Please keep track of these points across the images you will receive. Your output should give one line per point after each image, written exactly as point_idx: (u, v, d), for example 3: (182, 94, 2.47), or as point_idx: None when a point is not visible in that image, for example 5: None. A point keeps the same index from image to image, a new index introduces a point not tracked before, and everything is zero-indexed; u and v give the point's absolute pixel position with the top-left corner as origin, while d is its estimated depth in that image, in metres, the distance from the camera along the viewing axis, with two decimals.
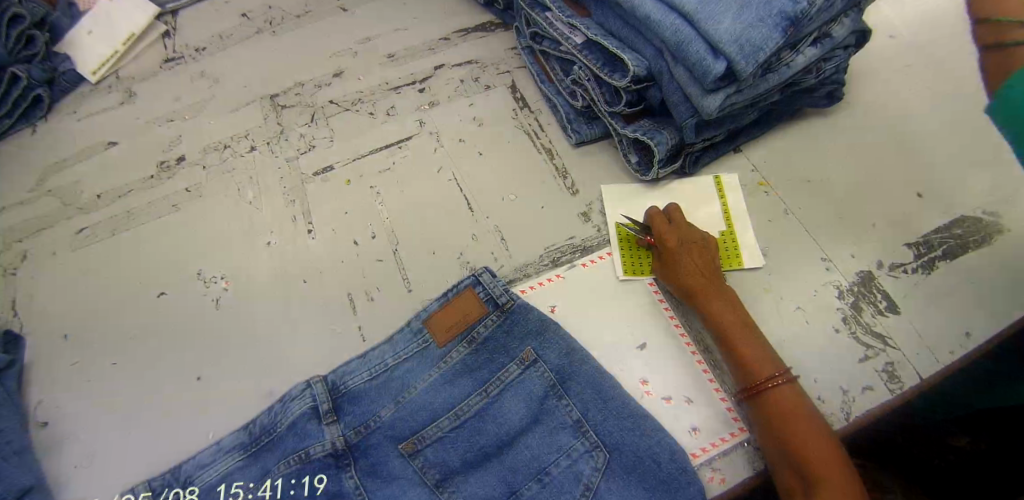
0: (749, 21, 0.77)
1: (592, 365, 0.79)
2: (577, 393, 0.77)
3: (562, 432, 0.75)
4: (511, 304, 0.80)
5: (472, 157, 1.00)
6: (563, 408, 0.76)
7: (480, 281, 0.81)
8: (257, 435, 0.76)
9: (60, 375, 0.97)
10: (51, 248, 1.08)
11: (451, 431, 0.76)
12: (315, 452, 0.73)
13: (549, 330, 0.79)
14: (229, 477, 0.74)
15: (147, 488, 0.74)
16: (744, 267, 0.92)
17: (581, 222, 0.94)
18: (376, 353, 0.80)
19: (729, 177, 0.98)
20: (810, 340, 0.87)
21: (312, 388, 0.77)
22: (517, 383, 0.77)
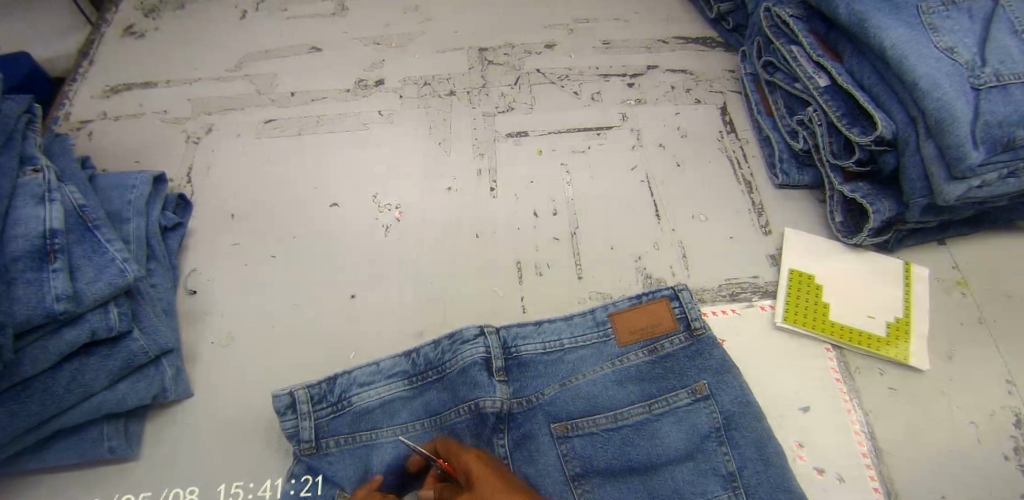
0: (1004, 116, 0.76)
1: (762, 424, 0.76)
2: (738, 445, 0.75)
3: (711, 478, 0.73)
4: (703, 332, 0.80)
5: (669, 165, 1.00)
6: (720, 455, 0.74)
7: (679, 297, 0.81)
8: (422, 369, 0.79)
9: (217, 250, 0.99)
10: (236, 130, 1.11)
11: (604, 433, 0.76)
12: (485, 405, 0.75)
13: (730, 371, 0.78)
14: (389, 404, 0.78)
15: (305, 397, 0.77)
16: (909, 363, 0.85)
17: (765, 262, 0.91)
18: (554, 328, 0.81)
19: (921, 269, 0.91)
20: (976, 458, 0.81)
21: (485, 337, 0.79)
22: (684, 411, 0.76)
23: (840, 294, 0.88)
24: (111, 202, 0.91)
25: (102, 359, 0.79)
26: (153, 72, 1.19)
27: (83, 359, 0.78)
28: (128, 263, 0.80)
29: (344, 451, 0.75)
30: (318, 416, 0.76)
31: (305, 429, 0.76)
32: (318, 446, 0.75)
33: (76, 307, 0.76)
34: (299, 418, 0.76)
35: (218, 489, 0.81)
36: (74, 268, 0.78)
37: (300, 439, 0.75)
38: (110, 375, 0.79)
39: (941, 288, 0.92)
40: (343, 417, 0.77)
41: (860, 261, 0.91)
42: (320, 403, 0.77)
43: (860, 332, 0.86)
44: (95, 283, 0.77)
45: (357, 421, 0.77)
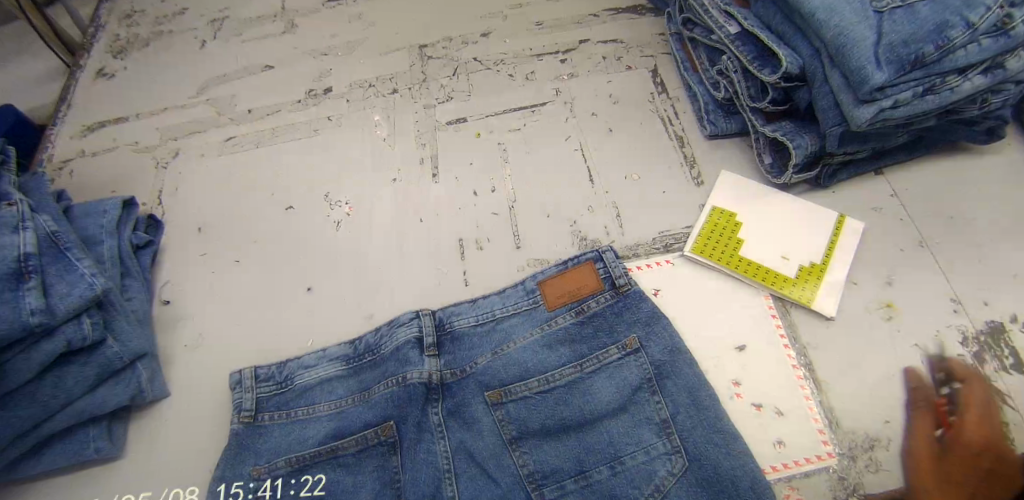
0: (904, 36, 0.77)
1: (693, 370, 0.78)
2: (671, 393, 0.77)
3: (645, 427, 0.76)
4: (628, 288, 0.83)
5: (602, 132, 1.03)
6: (653, 404, 0.77)
7: (602, 258, 0.85)
8: (360, 352, 0.85)
9: (187, 262, 1.06)
10: (200, 151, 1.18)
11: (540, 393, 0.79)
12: (411, 377, 0.79)
13: (658, 322, 0.81)
14: (328, 383, 0.83)
15: (252, 375, 0.84)
16: (813, 308, 0.85)
17: (698, 210, 0.93)
18: (487, 302, 0.86)
19: (855, 224, 0.90)
20: (921, 379, 0.82)
21: (419, 319, 0.84)
22: (614, 365, 0.79)
23: (757, 233, 0.90)
24: (85, 227, 0.99)
25: (82, 366, 0.87)
26: (124, 107, 1.28)
27: (63, 368, 0.86)
28: (96, 277, 0.88)
29: (277, 423, 0.81)
30: (263, 392, 0.84)
31: (247, 400, 0.83)
32: (256, 416, 0.82)
33: (50, 320, 0.83)
34: (242, 392, 0.83)
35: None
36: (47, 286, 0.86)
37: (241, 409, 0.82)
38: (89, 381, 0.87)
39: (880, 219, 0.93)
40: (287, 393, 0.83)
41: (790, 205, 0.92)
42: (267, 381, 0.84)
43: (771, 271, 0.87)
44: (68, 297, 0.85)
45: (298, 401, 0.82)
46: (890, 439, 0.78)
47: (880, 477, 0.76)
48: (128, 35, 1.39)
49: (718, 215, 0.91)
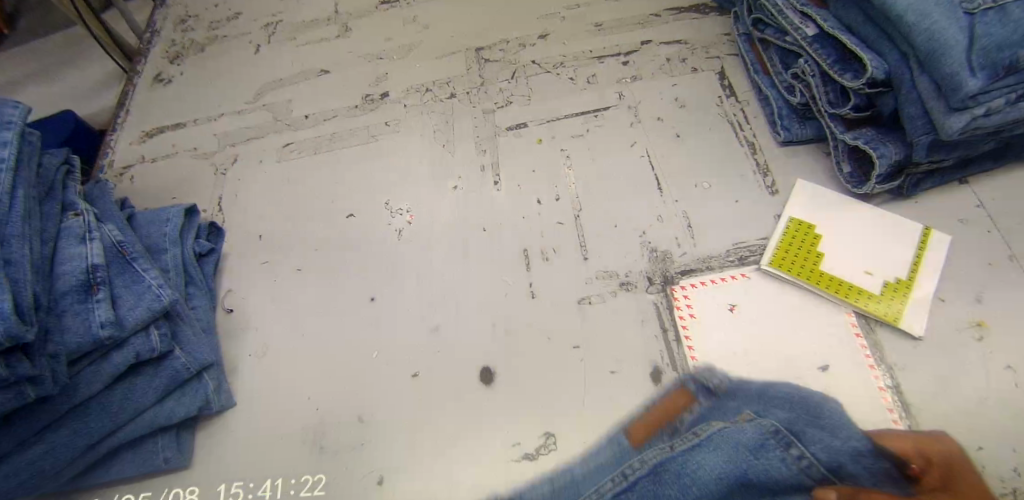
0: (1001, 40, 0.73)
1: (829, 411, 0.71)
2: (809, 443, 0.69)
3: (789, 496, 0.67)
4: (724, 387, 0.78)
5: (669, 137, 1.00)
6: (789, 458, 0.68)
7: (687, 378, 0.81)
8: None
9: (249, 269, 1.07)
10: (258, 157, 1.19)
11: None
12: None
13: (771, 394, 0.75)
14: None
15: None
16: (901, 325, 0.81)
17: (773, 221, 0.90)
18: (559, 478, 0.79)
19: (942, 236, 0.86)
20: (1016, 403, 0.77)
21: None
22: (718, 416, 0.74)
23: (838, 246, 0.86)
24: (149, 236, 1.00)
25: (151, 377, 0.88)
26: (182, 113, 1.29)
27: (133, 378, 0.88)
28: (163, 288, 0.88)
29: None
30: None
31: None
32: None
33: (120, 332, 0.84)
34: None
35: (218, 489, 0.89)
36: (116, 298, 0.87)
37: None
38: (158, 390, 0.88)
39: (967, 230, 0.88)
40: None
41: (872, 216, 0.88)
42: None
43: (854, 286, 0.83)
44: (137, 309, 0.86)
45: None
46: (984, 468, 0.75)
47: None
48: (183, 39, 1.40)
49: (795, 227, 0.88)
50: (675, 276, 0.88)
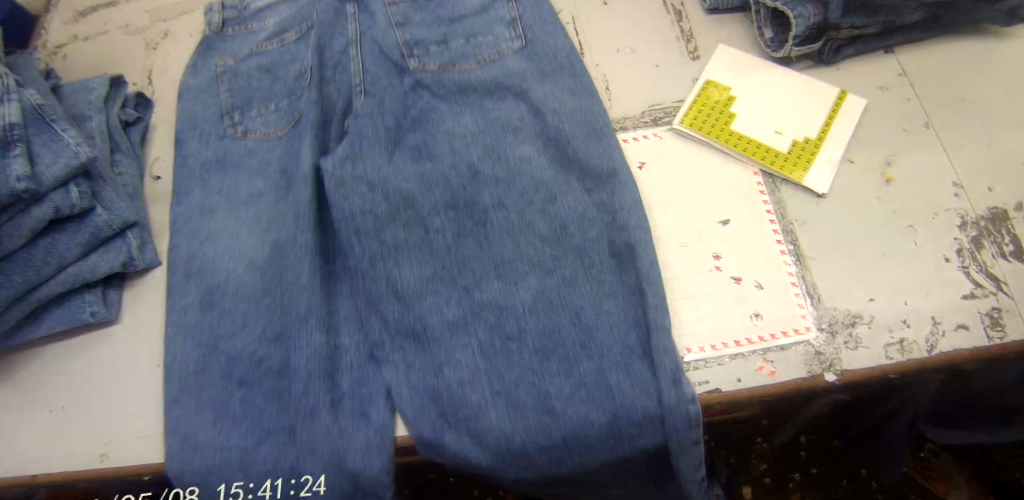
0: None
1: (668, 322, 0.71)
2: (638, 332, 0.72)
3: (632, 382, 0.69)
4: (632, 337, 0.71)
5: (596, 5, 0.97)
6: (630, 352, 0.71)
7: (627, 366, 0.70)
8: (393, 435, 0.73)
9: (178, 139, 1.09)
10: (189, 32, 1.19)
11: (509, 392, 0.71)
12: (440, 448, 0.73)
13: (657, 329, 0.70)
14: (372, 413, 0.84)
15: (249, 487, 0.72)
16: (804, 184, 0.81)
17: (691, 85, 0.89)
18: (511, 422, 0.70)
19: (856, 101, 0.86)
20: (916, 258, 0.79)
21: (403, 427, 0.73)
22: (602, 327, 0.72)
23: (751, 109, 0.86)
24: (74, 105, 1.00)
25: (73, 233, 0.90)
26: None
27: (55, 233, 0.89)
28: (81, 147, 0.88)
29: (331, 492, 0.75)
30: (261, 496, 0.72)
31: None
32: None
33: (37, 187, 0.84)
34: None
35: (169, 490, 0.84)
36: (33, 156, 0.86)
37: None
38: (80, 245, 0.90)
39: (885, 97, 0.88)
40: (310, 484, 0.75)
41: (787, 79, 0.88)
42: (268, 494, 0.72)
43: (763, 144, 0.83)
44: (55, 165, 0.86)
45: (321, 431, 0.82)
46: (874, 317, 0.76)
47: (859, 355, 0.74)
48: None
49: (709, 90, 0.87)
50: None
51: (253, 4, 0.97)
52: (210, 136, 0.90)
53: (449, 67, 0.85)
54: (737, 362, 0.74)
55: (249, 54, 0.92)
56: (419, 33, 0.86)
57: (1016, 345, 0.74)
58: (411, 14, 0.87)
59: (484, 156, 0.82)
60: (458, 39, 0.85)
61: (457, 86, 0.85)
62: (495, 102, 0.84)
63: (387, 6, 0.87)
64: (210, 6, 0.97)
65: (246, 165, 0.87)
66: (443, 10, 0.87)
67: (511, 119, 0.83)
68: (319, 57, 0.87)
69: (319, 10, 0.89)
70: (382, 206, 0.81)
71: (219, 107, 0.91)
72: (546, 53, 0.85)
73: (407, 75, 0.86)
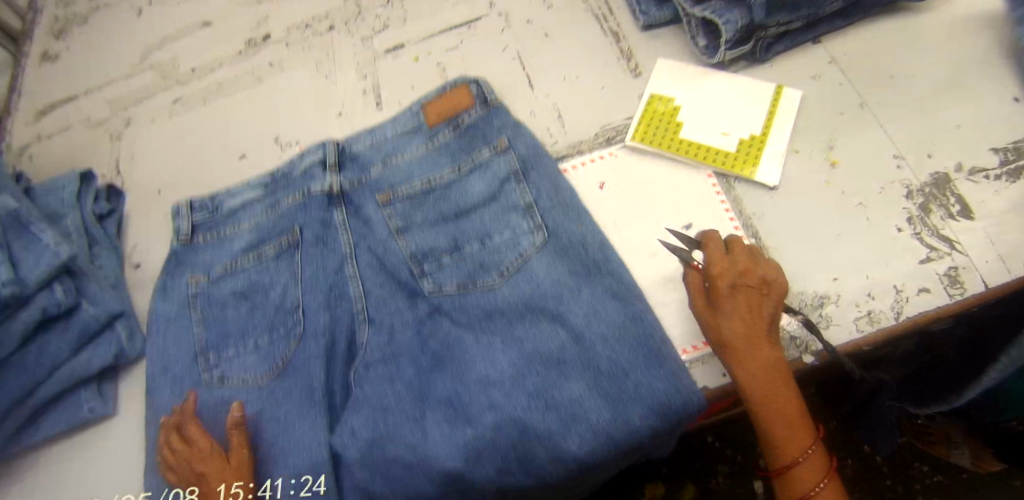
0: None
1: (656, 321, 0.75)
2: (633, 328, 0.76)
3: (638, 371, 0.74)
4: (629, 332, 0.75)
5: (537, 38, 1.02)
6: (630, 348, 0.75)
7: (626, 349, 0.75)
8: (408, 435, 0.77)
9: (151, 223, 1.10)
10: (150, 117, 1.20)
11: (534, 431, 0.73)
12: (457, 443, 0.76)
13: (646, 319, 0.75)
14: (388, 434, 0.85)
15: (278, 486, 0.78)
16: (756, 179, 0.86)
17: (637, 101, 0.93)
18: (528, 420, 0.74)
19: (793, 92, 0.92)
20: (870, 233, 0.84)
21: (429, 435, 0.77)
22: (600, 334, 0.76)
23: (696, 116, 0.90)
24: (45, 204, 1.02)
25: (62, 332, 0.93)
26: (73, 87, 1.28)
27: (45, 337, 0.92)
28: (61, 246, 0.91)
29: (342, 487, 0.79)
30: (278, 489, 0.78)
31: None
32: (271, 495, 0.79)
33: (23, 290, 0.87)
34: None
35: None
36: (15, 261, 0.89)
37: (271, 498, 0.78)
38: (72, 342, 0.93)
39: (819, 85, 0.93)
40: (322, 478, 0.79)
41: (726, 82, 0.93)
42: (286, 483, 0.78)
43: (712, 148, 0.88)
44: (38, 266, 0.89)
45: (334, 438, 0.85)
46: (840, 296, 0.80)
47: (832, 333, 0.79)
48: (66, 15, 1.38)
49: (655, 103, 0.92)
50: None
51: (225, 204, 0.94)
52: (185, 383, 0.85)
53: (468, 287, 0.81)
54: None
55: (225, 274, 0.90)
56: (425, 241, 0.84)
57: (976, 298, 0.79)
58: (409, 212, 0.86)
59: (524, 405, 0.73)
60: (470, 244, 0.83)
61: (445, 199, 0.87)
62: (471, 155, 0.88)
63: (383, 208, 0.87)
64: (176, 209, 0.94)
65: (243, 392, 0.83)
66: (444, 206, 0.86)
67: (513, 260, 0.81)
68: (318, 281, 0.87)
69: (306, 225, 0.89)
70: (393, 369, 0.81)
71: (193, 347, 0.87)
72: (573, 246, 0.80)
73: (423, 302, 0.82)
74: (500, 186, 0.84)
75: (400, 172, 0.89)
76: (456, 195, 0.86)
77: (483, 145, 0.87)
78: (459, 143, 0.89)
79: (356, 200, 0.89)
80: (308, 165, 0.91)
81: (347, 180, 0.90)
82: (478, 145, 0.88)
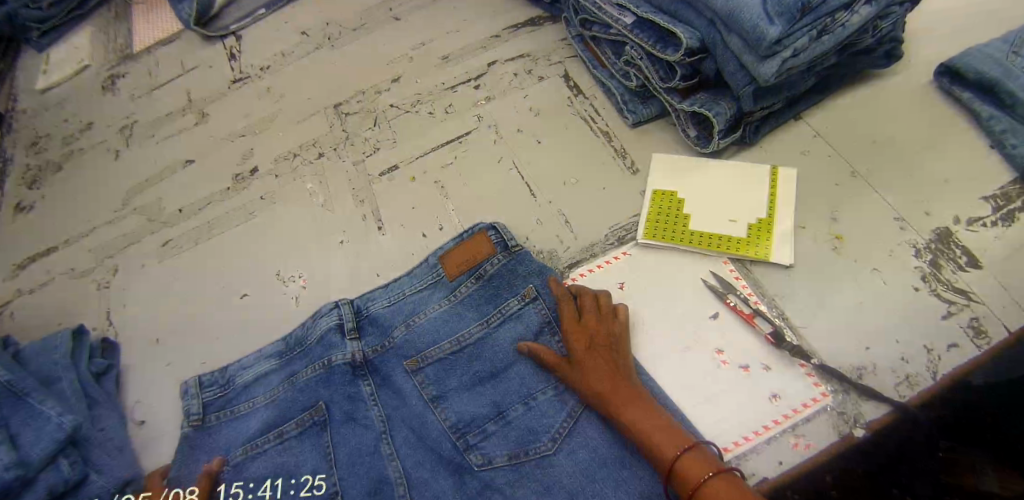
0: None
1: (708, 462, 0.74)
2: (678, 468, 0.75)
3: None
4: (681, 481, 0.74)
5: (531, 145, 1.05)
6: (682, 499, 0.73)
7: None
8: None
9: (152, 376, 1.00)
10: (140, 262, 1.12)
11: None
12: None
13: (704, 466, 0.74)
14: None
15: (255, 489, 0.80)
16: (771, 260, 0.87)
17: (640, 197, 0.96)
18: None
19: (788, 170, 0.95)
20: (892, 296, 0.85)
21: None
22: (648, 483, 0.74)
23: (699, 204, 0.93)
24: (38, 368, 0.93)
25: None
26: (50, 236, 1.19)
27: None
28: (64, 415, 0.86)
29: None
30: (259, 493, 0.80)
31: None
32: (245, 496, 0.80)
33: (27, 470, 0.80)
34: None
35: None
36: (15, 438, 0.83)
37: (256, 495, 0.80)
38: None
39: (809, 159, 0.97)
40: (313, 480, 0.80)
41: (721, 167, 0.96)
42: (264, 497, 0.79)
43: (722, 232, 0.90)
44: (40, 442, 0.83)
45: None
46: (876, 365, 0.80)
47: (876, 402, 0.77)
48: (38, 162, 1.28)
49: (659, 196, 0.94)
50: (564, 270, 0.92)
51: (238, 378, 0.93)
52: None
53: (519, 457, 0.78)
54: (774, 447, 0.76)
55: (244, 460, 0.83)
56: (465, 408, 0.82)
57: (1005, 345, 0.80)
58: (441, 376, 0.85)
59: None
60: (512, 408, 0.81)
61: (475, 358, 0.86)
62: (496, 303, 0.88)
63: (414, 374, 0.85)
64: (186, 388, 0.93)
65: None
66: (477, 366, 0.85)
67: (553, 413, 0.80)
68: (355, 465, 0.80)
69: (334, 399, 0.85)
70: None
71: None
72: None
73: (474, 477, 0.78)
74: (535, 338, 0.85)
75: (425, 333, 0.88)
76: (488, 352, 0.86)
77: (510, 295, 0.88)
78: (482, 294, 0.89)
79: (382, 368, 0.87)
80: (325, 330, 0.89)
81: (368, 347, 0.88)
82: (504, 295, 0.88)
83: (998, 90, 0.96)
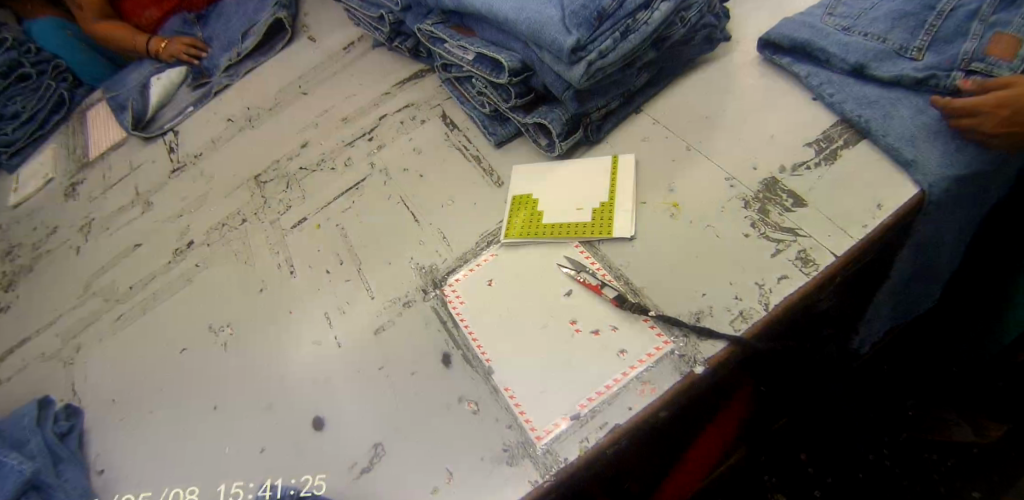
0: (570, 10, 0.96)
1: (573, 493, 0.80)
2: None
3: None
4: None
5: (415, 180, 1.19)
6: None
7: None
8: None
9: (108, 430, 1.11)
10: (98, 336, 1.27)
11: None
12: None
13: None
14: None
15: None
16: (614, 236, 0.98)
17: (503, 205, 1.08)
18: None
19: (627, 157, 1.08)
20: (725, 247, 0.95)
21: None
22: None
23: (552, 202, 1.06)
24: (8, 434, 1.07)
25: None
26: (24, 328, 1.35)
27: None
28: (26, 463, 0.99)
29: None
30: None
31: None
32: None
33: None
34: None
35: None
36: None
37: None
38: None
39: (649, 145, 1.10)
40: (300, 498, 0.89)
41: (570, 168, 1.10)
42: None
43: (572, 221, 1.02)
44: (6, 487, 0.96)
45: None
46: (712, 307, 0.89)
47: (712, 341, 0.86)
48: (12, 269, 1.46)
49: (518, 200, 1.07)
50: (442, 278, 1.04)
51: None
52: None
53: None
54: (625, 394, 0.84)
55: None
56: None
57: (830, 269, 0.89)
58: None
59: None
60: None
61: None
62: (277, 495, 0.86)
63: None
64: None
65: None
66: None
67: None
68: None
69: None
70: None
71: None
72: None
73: None
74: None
75: None
76: None
77: None
78: None
79: None
80: None
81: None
82: None
83: (812, 49, 1.08)
